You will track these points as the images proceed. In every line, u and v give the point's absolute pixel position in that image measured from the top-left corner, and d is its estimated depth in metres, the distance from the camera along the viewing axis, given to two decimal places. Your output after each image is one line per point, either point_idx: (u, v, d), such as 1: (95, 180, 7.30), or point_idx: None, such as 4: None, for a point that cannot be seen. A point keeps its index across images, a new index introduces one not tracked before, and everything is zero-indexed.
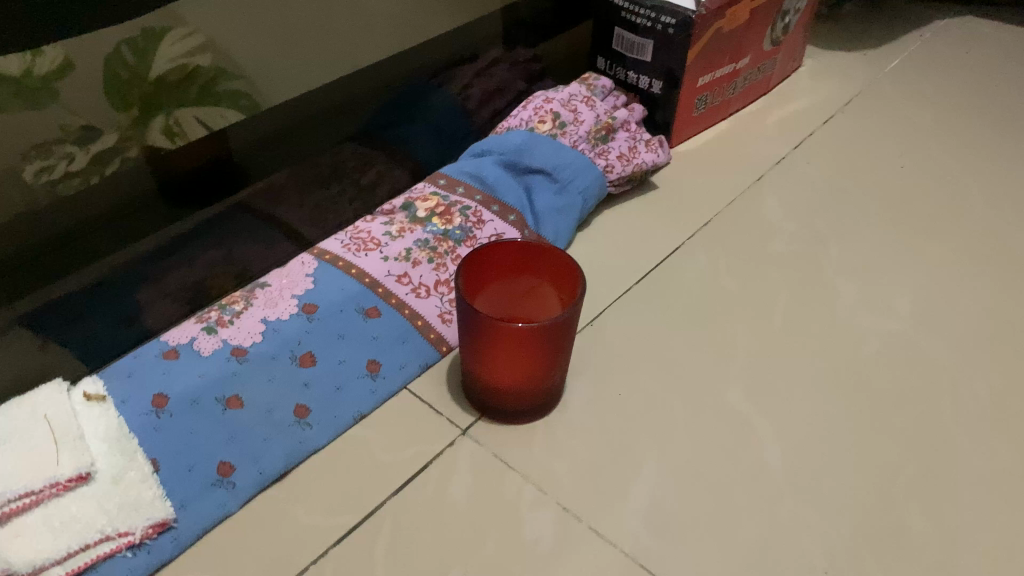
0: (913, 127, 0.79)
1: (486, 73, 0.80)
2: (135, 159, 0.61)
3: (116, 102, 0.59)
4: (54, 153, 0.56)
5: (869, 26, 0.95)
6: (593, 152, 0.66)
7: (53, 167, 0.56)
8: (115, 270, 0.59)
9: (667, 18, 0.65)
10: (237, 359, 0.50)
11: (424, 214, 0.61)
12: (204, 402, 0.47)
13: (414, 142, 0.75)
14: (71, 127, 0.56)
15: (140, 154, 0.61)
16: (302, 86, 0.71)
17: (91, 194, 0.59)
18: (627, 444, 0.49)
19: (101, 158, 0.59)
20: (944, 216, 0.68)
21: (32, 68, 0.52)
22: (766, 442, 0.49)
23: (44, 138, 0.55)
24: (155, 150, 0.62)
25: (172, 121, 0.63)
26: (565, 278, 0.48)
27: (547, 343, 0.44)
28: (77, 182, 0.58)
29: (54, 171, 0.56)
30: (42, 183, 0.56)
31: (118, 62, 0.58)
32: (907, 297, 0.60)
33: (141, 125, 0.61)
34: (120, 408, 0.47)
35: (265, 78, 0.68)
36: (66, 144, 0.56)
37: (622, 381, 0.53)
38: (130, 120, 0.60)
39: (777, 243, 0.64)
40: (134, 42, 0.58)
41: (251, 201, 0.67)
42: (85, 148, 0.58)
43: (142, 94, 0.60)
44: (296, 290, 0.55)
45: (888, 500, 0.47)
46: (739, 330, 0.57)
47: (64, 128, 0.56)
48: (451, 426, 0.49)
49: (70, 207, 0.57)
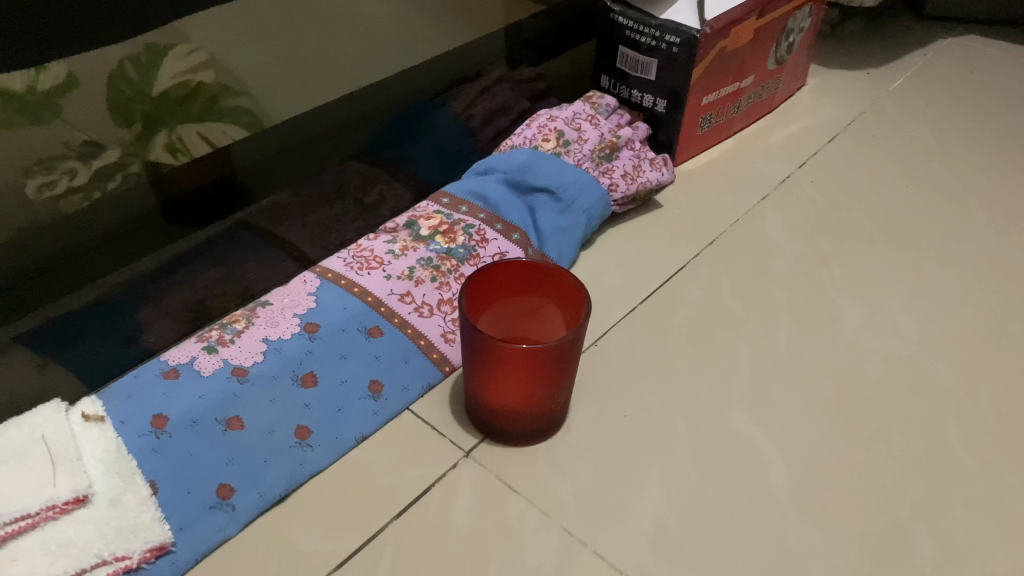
0: (915, 147, 0.78)
1: (488, 92, 0.77)
2: (138, 175, 0.60)
3: (118, 119, 0.58)
4: (57, 169, 0.55)
5: (872, 45, 0.95)
6: (598, 171, 0.66)
7: (54, 182, 0.55)
8: (116, 289, 0.58)
9: (671, 37, 0.65)
10: (237, 379, 0.49)
11: (428, 232, 0.60)
12: (203, 423, 0.46)
13: (416, 161, 0.72)
14: (72, 143, 0.55)
15: (142, 170, 0.60)
16: (307, 104, 0.69)
17: (94, 212, 0.58)
18: (632, 466, 0.48)
19: (102, 175, 0.58)
20: (948, 235, 0.68)
21: (36, 85, 0.50)
22: (772, 465, 0.49)
23: (49, 154, 0.54)
24: (157, 168, 0.61)
25: (175, 137, 0.62)
26: (571, 298, 0.47)
27: (549, 365, 0.44)
28: (78, 199, 0.57)
29: (56, 187, 0.55)
30: (43, 198, 0.55)
31: (122, 80, 0.56)
32: (911, 317, 0.59)
33: (143, 142, 0.60)
34: (119, 429, 0.45)
35: (264, 93, 0.66)
36: (68, 160, 0.55)
37: (627, 401, 0.52)
38: (134, 136, 0.59)
39: (779, 263, 0.64)
40: (137, 58, 0.55)
41: (251, 220, 0.65)
42: (88, 163, 0.57)
43: (144, 112, 0.59)
44: (298, 309, 0.53)
45: (895, 521, 0.46)
46: (744, 350, 0.56)
47: (67, 143, 0.55)
48: (454, 447, 0.48)
49: (71, 225, 0.57)
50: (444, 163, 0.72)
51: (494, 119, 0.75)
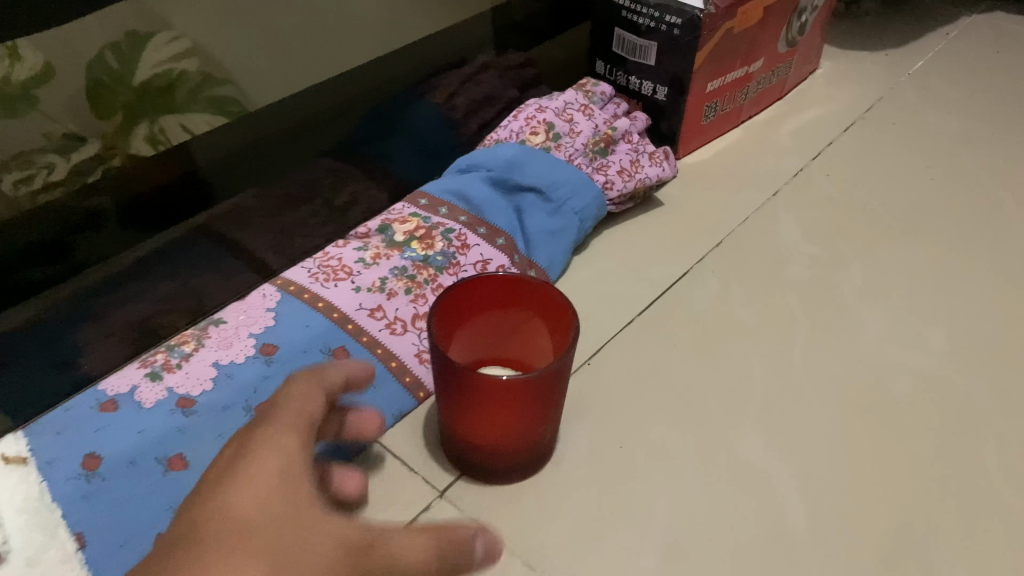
0: (940, 136, 0.72)
1: (472, 80, 0.69)
2: (119, 171, 0.51)
3: (97, 108, 0.49)
4: (34, 162, 0.47)
5: (890, 24, 0.89)
6: (592, 167, 0.59)
7: (32, 177, 0.47)
8: (56, 305, 0.50)
9: (672, 17, 0.59)
10: (183, 412, 0.43)
11: (403, 238, 0.54)
12: (142, 463, 0.41)
13: (394, 159, 0.65)
14: (54, 135, 0.47)
15: (125, 165, 0.51)
16: (287, 89, 0.59)
17: (65, 212, 0.49)
18: (631, 507, 0.42)
19: (83, 169, 0.49)
20: (980, 233, 0.62)
21: (12, 75, 0.44)
22: (788, 499, 0.43)
23: (24, 147, 0.46)
24: (139, 161, 0.51)
25: (156, 129, 0.52)
26: (557, 319, 0.42)
27: (533, 398, 0.39)
28: (60, 195, 0.49)
29: (34, 183, 0.47)
30: (23, 195, 0.47)
31: (101, 68, 0.48)
32: (942, 327, 0.54)
33: (125, 134, 0.51)
34: (44, 471, 0.40)
35: (253, 82, 0.56)
36: (47, 153, 0.47)
37: (625, 430, 0.46)
38: (116, 127, 0.50)
39: (793, 268, 0.58)
40: (118, 46, 0.48)
41: (213, 224, 0.57)
42: (68, 158, 0.48)
43: (126, 102, 0.50)
44: (253, 329, 0.48)
45: (932, 565, 0.40)
46: (756, 369, 0.50)
47: (48, 136, 0.47)
48: (427, 486, 0.43)
49: (23, 224, 0.48)
50: (425, 162, 0.66)
51: (479, 112, 0.69)
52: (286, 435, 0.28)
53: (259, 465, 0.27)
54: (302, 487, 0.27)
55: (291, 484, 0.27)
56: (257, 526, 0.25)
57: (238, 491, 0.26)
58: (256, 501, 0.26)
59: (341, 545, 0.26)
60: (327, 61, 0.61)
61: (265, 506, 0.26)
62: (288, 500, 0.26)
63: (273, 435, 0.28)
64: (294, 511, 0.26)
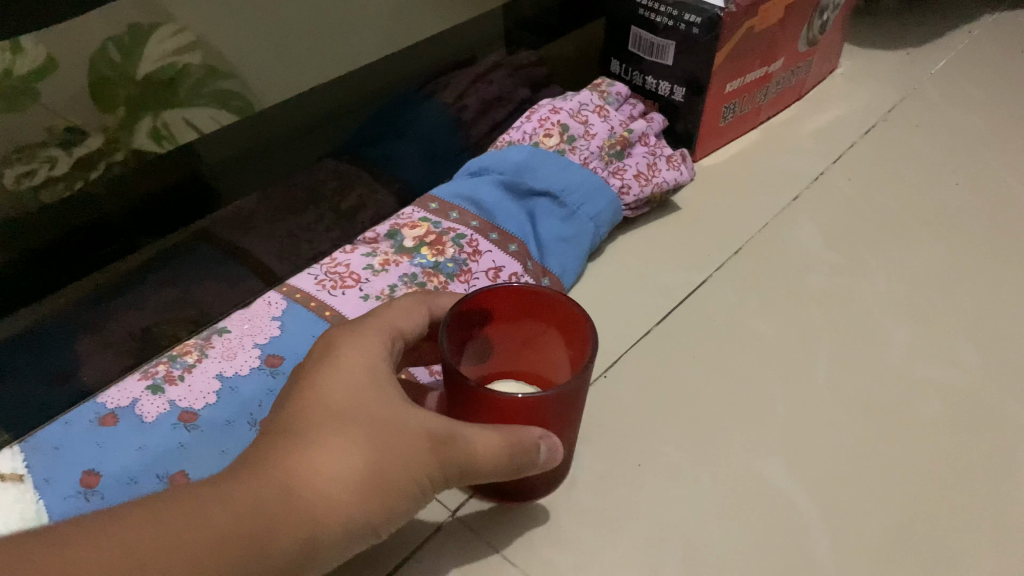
0: (965, 138, 0.70)
1: (483, 80, 0.67)
2: (121, 165, 0.51)
3: (101, 102, 0.48)
4: (36, 157, 0.46)
5: (910, 21, 0.87)
6: (608, 171, 0.58)
7: (34, 172, 0.46)
8: (52, 314, 0.48)
9: (691, 16, 0.57)
10: (185, 426, 0.42)
11: (413, 243, 0.52)
12: (143, 481, 0.39)
13: (399, 161, 0.62)
14: (56, 129, 0.46)
15: (127, 159, 0.51)
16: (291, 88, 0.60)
17: (66, 209, 0.48)
18: (648, 531, 0.41)
19: (84, 162, 0.49)
20: (1008, 241, 0.60)
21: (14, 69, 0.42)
22: (813, 525, 0.41)
23: (26, 141, 0.45)
24: (142, 156, 0.52)
25: (160, 123, 0.52)
26: (572, 332, 0.40)
27: (549, 417, 0.37)
28: (61, 189, 0.48)
29: (35, 177, 0.47)
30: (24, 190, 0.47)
31: (103, 63, 0.47)
32: (971, 342, 0.52)
33: (127, 128, 0.51)
34: (41, 489, 0.39)
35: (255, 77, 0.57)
36: (48, 147, 0.46)
37: (642, 448, 0.45)
38: (118, 121, 0.50)
39: (815, 276, 0.56)
40: (120, 39, 0.47)
41: (213, 228, 0.55)
42: (70, 152, 0.48)
43: (128, 95, 0.50)
44: (258, 338, 0.46)
45: None
46: (778, 383, 0.49)
47: (51, 130, 0.46)
48: (438, 507, 0.41)
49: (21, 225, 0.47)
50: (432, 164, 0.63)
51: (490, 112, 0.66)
52: (369, 345, 0.34)
53: (346, 368, 0.32)
54: (383, 384, 0.33)
55: (376, 382, 0.32)
56: (351, 411, 0.31)
57: (333, 378, 0.32)
58: (345, 394, 0.31)
59: (425, 434, 0.31)
60: (325, 62, 0.61)
61: (354, 398, 0.31)
62: (372, 395, 0.32)
63: (357, 345, 0.34)
64: (381, 404, 0.32)
